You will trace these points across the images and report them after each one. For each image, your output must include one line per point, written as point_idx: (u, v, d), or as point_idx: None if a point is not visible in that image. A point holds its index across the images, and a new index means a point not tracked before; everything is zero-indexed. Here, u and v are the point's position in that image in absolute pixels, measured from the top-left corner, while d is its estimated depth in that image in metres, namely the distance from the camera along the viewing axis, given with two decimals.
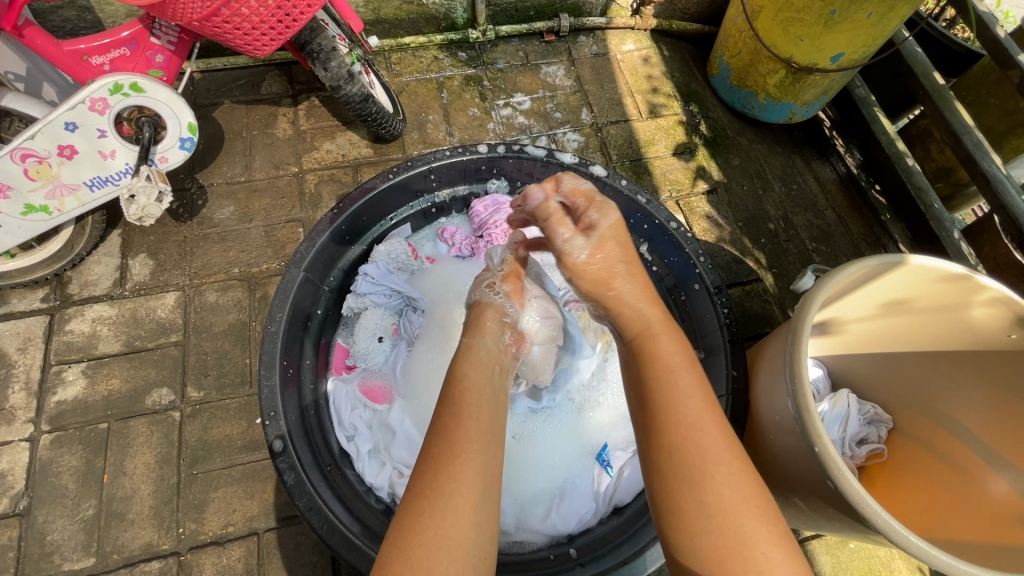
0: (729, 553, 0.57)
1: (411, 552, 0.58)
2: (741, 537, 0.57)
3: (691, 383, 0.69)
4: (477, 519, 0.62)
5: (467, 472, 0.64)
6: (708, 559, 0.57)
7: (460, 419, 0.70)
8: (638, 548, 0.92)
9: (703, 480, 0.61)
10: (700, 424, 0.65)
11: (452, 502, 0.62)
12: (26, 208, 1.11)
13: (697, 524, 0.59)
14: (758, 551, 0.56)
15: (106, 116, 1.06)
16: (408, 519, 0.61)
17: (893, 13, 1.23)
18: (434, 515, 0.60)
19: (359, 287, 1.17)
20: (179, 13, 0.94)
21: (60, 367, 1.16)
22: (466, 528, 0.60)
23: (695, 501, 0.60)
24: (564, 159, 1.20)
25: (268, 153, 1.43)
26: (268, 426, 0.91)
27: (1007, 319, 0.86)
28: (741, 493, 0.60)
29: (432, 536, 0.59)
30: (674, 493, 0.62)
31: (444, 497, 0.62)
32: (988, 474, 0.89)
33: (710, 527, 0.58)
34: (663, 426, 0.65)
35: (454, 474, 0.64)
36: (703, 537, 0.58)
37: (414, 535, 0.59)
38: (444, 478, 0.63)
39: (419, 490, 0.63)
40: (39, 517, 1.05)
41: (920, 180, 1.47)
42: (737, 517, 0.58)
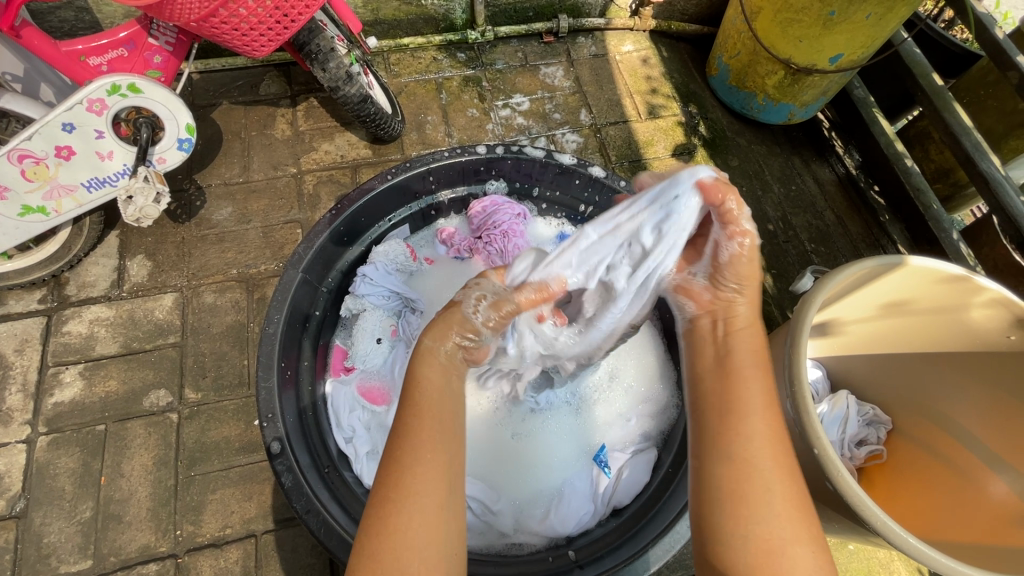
0: (779, 545, 0.60)
1: (380, 556, 0.59)
2: (789, 534, 0.60)
3: (761, 384, 0.72)
4: (444, 518, 0.62)
5: (432, 471, 0.63)
6: (754, 549, 0.60)
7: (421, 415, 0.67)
8: (639, 548, 0.92)
9: (767, 477, 0.64)
10: (766, 421, 0.68)
11: (418, 504, 0.61)
12: (23, 209, 1.11)
13: (750, 516, 0.62)
14: (805, 549, 0.60)
15: (103, 117, 1.06)
16: (376, 522, 0.61)
17: (891, 14, 1.23)
18: (402, 520, 0.60)
19: (358, 287, 1.18)
20: (177, 13, 0.93)
21: (57, 369, 1.16)
22: (434, 528, 0.61)
23: (757, 498, 0.62)
24: (563, 160, 1.20)
25: (267, 153, 1.43)
26: (266, 428, 0.91)
27: (1006, 319, 0.86)
28: (793, 493, 0.64)
29: (401, 538, 0.59)
30: (733, 485, 0.64)
31: (409, 499, 0.61)
32: (989, 476, 0.88)
33: (768, 518, 0.61)
34: (738, 424, 0.68)
35: (418, 474, 0.63)
36: (755, 528, 0.61)
37: (386, 538, 0.59)
38: (410, 480, 0.62)
39: (387, 492, 0.62)
40: (35, 519, 1.05)
41: (919, 181, 1.46)
42: (790, 516, 0.62)
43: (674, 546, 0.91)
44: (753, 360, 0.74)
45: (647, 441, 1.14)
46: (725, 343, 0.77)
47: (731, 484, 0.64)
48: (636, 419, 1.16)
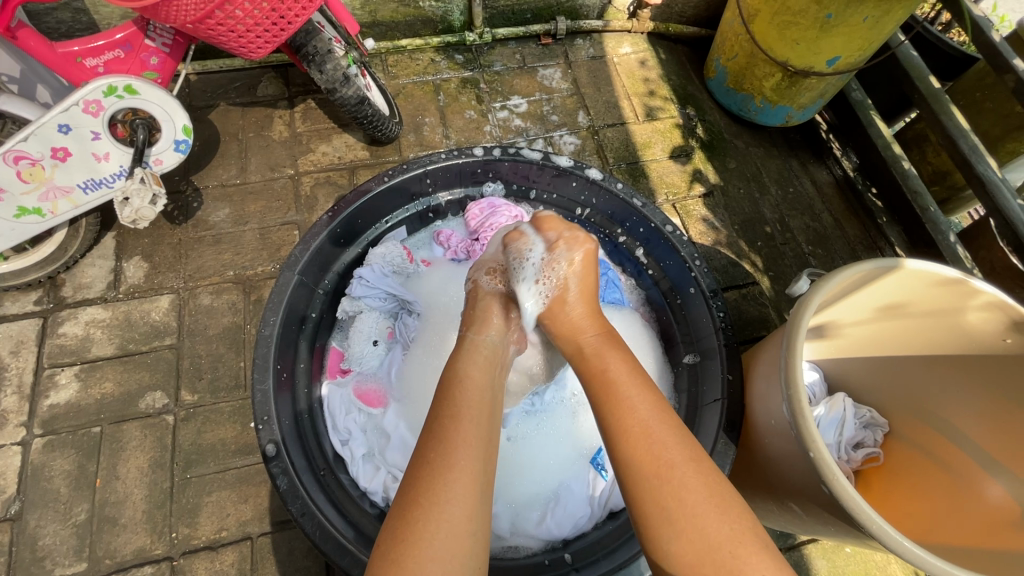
0: (698, 551, 0.59)
1: (403, 562, 0.58)
2: (703, 534, 0.60)
3: (640, 396, 0.72)
4: (472, 530, 0.62)
5: (465, 479, 0.64)
6: (681, 564, 0.59)
7: (458, 423, 0.70)
8: (632, 554, 0.90)
9: (664, 483, 0.63)
10: (656, 426, 0.69)
11: (448, 511, 0.62)
12: (18, 210, 1.10)
13: (664, 526, 0.61)
14: (724, 547, 0.59)
15: (99, 119, 1.06)
16: (401, 528, 0.61)
17: (888, 17, 1.24)
18: (429, 525, 0.60)
19: (354, 290, 1.17)
20: (173, 15, 0.93)
21: (53, 371, 1.16)
22: (462, 537, 0.61)
23: (658, 505, 0.62)
24: (560, 162, 1.20)
25: (264, 155, 1.43)
26: (261, 430, 0.91)
27: (1003, 323, 0.86)
28: (696, 488, 0.63)
29: (428, 547, 0.59)
30: (639, 499, 0.64)
31: (440, 506, 0.62)
32: (985, 478, 0.88)
33: (673, 529, 0.61)
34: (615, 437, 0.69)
35: (450, 483, 0.64)
36: (670, 540, 0.61)
37: (409, 545, 0.59)
38: (440, 485, 0.63)
39: (415, 498, 0.63)
40: (30, 521, 1.04)
41: (916, 184, 1.47)
42: (698, 514, 0.61)
43: None
44: (620, 373, 0.75)
45: None
46: (597, 360, 0.78)
47: (637, 498, 0.64)
48: None
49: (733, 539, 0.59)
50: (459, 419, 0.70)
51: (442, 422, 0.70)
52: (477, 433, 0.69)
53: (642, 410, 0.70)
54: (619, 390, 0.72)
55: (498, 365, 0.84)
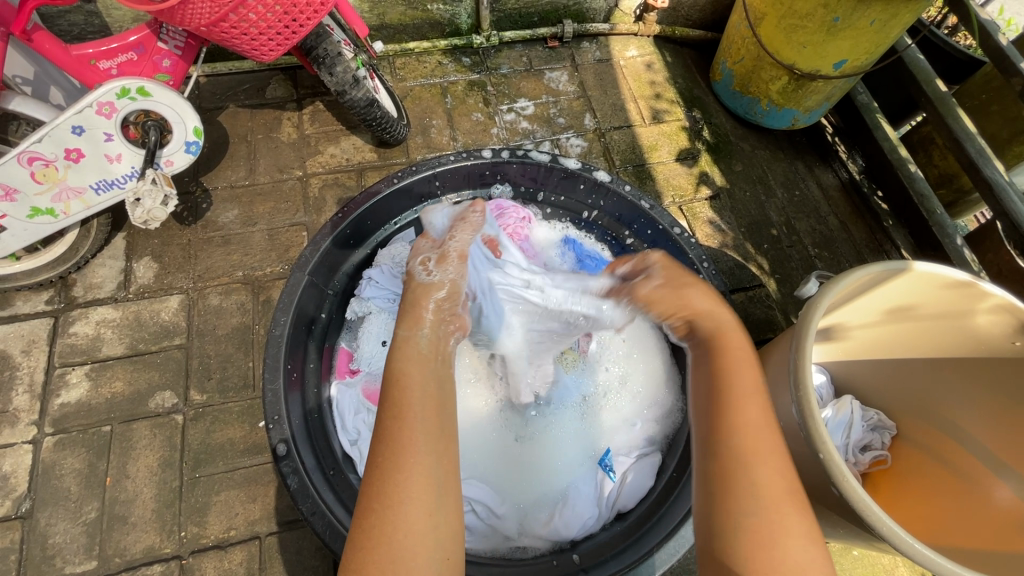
0: (773, 536, 0.59)
1: (366, 565, 0.58)
2: (782, 524, 0.60)
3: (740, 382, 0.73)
4: (430, 526, 0.60)
5: (416, 478, 0.62)
6: (747, 538, 0.60)
7: (403, 418, 0.66)
8: (644, 553, 0.92)
9: (757, 466, 0.64)
10: (758, 410, 0.69)
11: (403, 512, 0.60)
12: (31, 211, 1.11)
13: (745, 504, 0.62)
14: (798, 539, 0.59)
15: (112, 120, 1.07)
16: (363, 536, 0.60)
17: (895, 21, 1.24)
18: (390, 528, 0.59)
19: (364, 291, 1.18)
20: (187, 18, 0.95)
21: (63, 370, 1.17)
22: (420, 537, 0.59)
23: (747, 489, 0.62)
24: (568, 164, 1.21)
25: (272, 157, 1.44)
26: (271, 430, 0.91)
27: (1011, 326, 0.86)
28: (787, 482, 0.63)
29: (391, 550, 0.58)
30: (724, 476, 0.64)
31: (394, 507, 0.60)
32: (993, 481, 0.88)
33: (756, 507, 0.61)
34: (718, 405, 0.70)
35: (401, 482, 0.61)
36: (747, 518, 0.61)
37: (370, 549, 0.59)
38: (391, 486, 0.61)
39: (371, 500, 0.61)
40: (41, 519, 1.05)
41: (922, 187, 1.46)
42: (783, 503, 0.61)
43: (678, 551, 0.90)
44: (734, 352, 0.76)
45: (652, 446, 1.13)
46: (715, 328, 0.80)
47: (722, 472, 0.65)
48: (642, 423, 1.16)
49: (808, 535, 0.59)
50: (417, 413, 0.67)
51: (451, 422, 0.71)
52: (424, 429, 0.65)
53: (753, 387, 0.71)
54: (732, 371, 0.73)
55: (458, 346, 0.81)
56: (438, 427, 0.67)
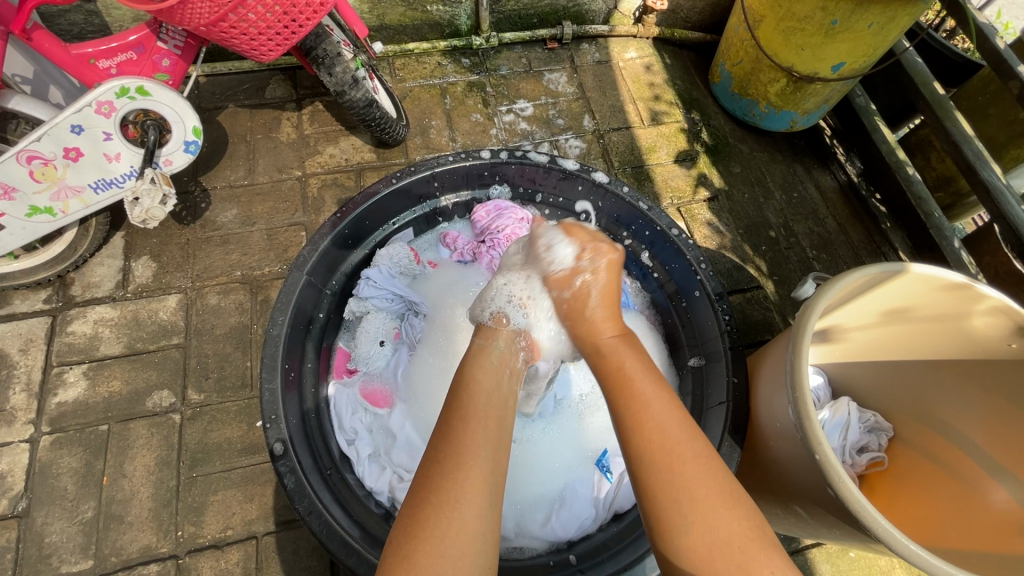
0: (710, 544, 0.61)
1: (414, 558, 0.59)
2: (716, 532, 0.61)
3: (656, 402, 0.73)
4: (481, 528, 0.62)
5: (473, 480, 0.65)
6: (688, 555, 0.61)
7: (468, 424, 0.71)
8: (640, 552, 0.92)
9: (675, 478, 0.65)
10: (671, 427, 0.70)
11: (458, 510, 0.62)
12: (30, 209, 1.11)
13: (676, 521, 0.63)
14: (734, 542, 0.60)
15: (111, 119, 1.07)
16: (413, 525, 0.61)
17: (893, 24, 1.24)
18: (441, 522, 0.61)
19: (361, 291, 1.18)
20: (187, 17, 0.95)
21: (61, 369, 1.17)
22: (471, 537, 0.61)
23: (671, 505, 0.64)
24: (566, 164, 1.21)
25: (272, 157, 1.44)
26: (268, 429, 0.91)
27: (1008, 328, 0.86)
28: (714, 488, 0.65)
29: (440, 544, 0.59)
30: (655, 495, 0.65)
31: (451, 504, 0.62)
32: (989, 483, 0.89)
33: (687, 522, 0.63)
34: (631, 434, 0.70)
35: (461, 482, 0.64)
36: (683, 535, 0.62)
37: (420, 541, 0.60)
38: (451, 484, 0.64)
39: (427, 496, 0.63)
40: (37, 518, 1.05)
41: (920, 189, 1.47)
42: (710, 507, 0.63)
43: None
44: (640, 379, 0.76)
45: None
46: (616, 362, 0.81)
47: (649, 495, 0.66)
48: None
49: (743, 535, 0.61)
50: (478, 420, 0.72)
51: (450, 422, 0.71)
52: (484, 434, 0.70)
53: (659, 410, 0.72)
54: (636, 400, 0.73)
55: (508, 370, 0.85)
56: (497, 438, 0.71)
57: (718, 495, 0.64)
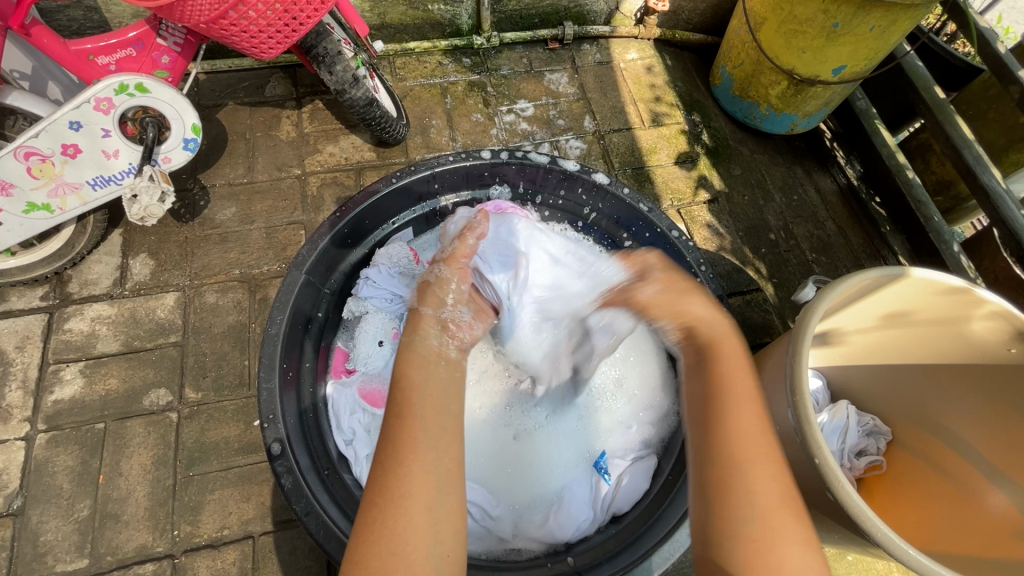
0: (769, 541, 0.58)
1: (365, 562, 0.58)
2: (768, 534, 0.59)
3: (746, 379, 0.70)
4: (433, 524, 0.61)
5: (415, 473, 0.63)
6: (745, 547, 0.58)
7: (403, 420, 0.67)
8: (640, 555, 0.92)
9: (750, 468, 0.63)
10: (751, 418, 0.67)
11: (403, 507, 0.61)
12: (27, 206, 1.11)
13: (737, 513, 0.60)
14: (792, 547, 0.58)
15: (110, 116, 1.07)
16: (362, 529, 0.61)
17: (895, 27, 1.24)
18: (388, 522, 0.60)
19: (360, 290, 1.18)
20: (187, 15, 0.94)
21: (58, 366, 1.16)
22: (419, 533, 0.60)
23: (739, 492, 0.61)
24: (567, 166, 1.21)
25: (271, 154, 1.44)
26: (266, 429, 0.91)
27: (1008, 333, 0.86)
28: (783, 491, 0.62)
29: (389, 542, 0.59)
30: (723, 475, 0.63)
31: (396, 502, 0.61)
32: (987, 487, 0.89)
33: (753, 519, 0.60)
34: (708, 415, 0.68)
35: (402, 479, 0.62)
36: (744, 527, 0.59)
37: (369, 543, 0.59)
38: (392, 483, 0.62)
39: (374, 498, 0.62)
40: (32, 517, 1.04)
41: (920, 194, 1.47)
42: (777, 513, 0.60)
43: (674, 554, 0.91)
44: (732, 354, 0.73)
45: (647, 448, 1.14)
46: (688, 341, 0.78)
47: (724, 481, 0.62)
48: (638, 426, 1.16)
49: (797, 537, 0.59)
50: (416, 415, 0.67)
51: (424, 417, 0.68)
52: (423, 429, 0.65)
53: (748, 394, 0.69)
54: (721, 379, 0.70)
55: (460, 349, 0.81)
56: (440, 426, 0.67)
57: (785, 505, 0.61)
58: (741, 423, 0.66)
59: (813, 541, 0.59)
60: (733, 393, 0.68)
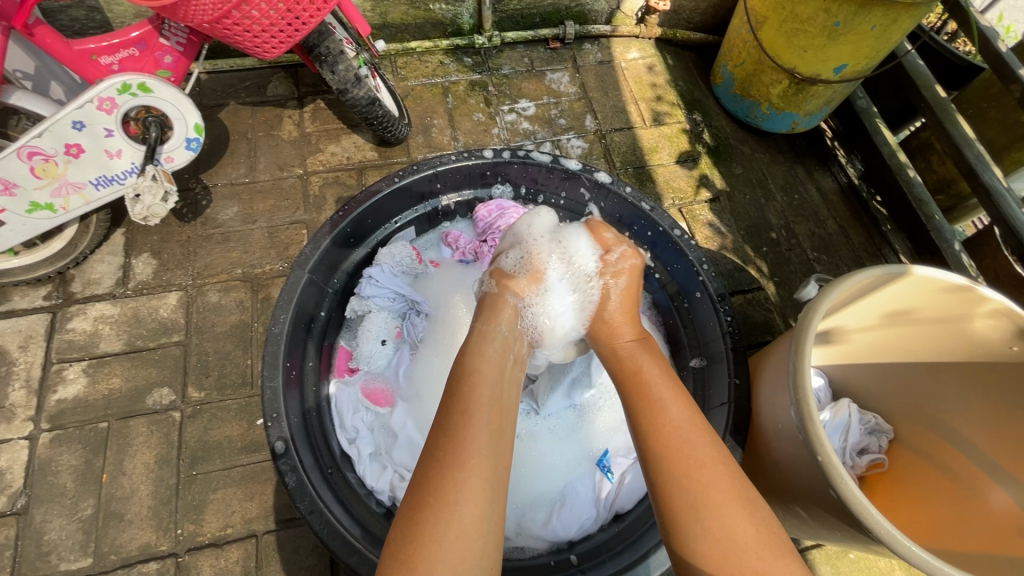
0: (731, 548, 0.61)
1: (412, 562, 0.59)
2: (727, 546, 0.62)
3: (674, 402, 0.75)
4: (481, 533, 0.62)
5: (473, 481, 0.64)
6: (707, 559, 0.61)
7: (469, 421, 0.70)
8: (641, 554, 0.91)
9: (698, 485, 0.66)
10: (685, 440, 0.70)
11: (457, 513, 0.62)
12: (30, 206, 1.11)
13: (691, 527, 0.64)
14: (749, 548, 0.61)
15: (113, 116, 1.07)
16: (411, 528, 0.61)
17: (895, 26, 1.24)
18: (439, 526, 0.61)
19: (364, 289, 1.17)
20: (190, 14, 0.94)
21: (60, 366, 1.16)
22: (469, 542, 0.61)
23: (690, 511, 0.64)
24: (569, 165, 1.22)
25: (273, 154, 1.44)
26: (270, 427, 0.91)
27: (1009, 330, 0.86)
28: (727, 493, 0.65)
29: (439, 547, 0.59)
30: (673, 497, 0.66)
31: (450, 507, 0.62)
32: (989, 485, 0.89)
33: (701, 529, 0.63)
34: (648, 443, 0.71)
35: (459, 484, 0.64)
36: (698, 540, 0.63)
37: (418, 545, 0.60)
38: (449, 486, 0.63)
39: (425, 499, 0.63)
40: (36, 516, 1.04)
41: (921, 192, 1.47)
42: (725, 516, 0.63)
43: None
44: (656, 382, 0.77)
45: None
46: (633, 367, 0.82)
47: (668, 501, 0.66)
48: None
49: (758, 541, 0.61)
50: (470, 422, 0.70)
51: (487, 423, 0.71)
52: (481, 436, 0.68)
53: (677, 415, 0.73)
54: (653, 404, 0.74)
55: (511, 357, 0.84)
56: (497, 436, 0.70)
57: (732, 504, 0.64)
58: (673, 441, 0.69)
59: (769, 538, 0.62)
60: (659, 415, 0.73)
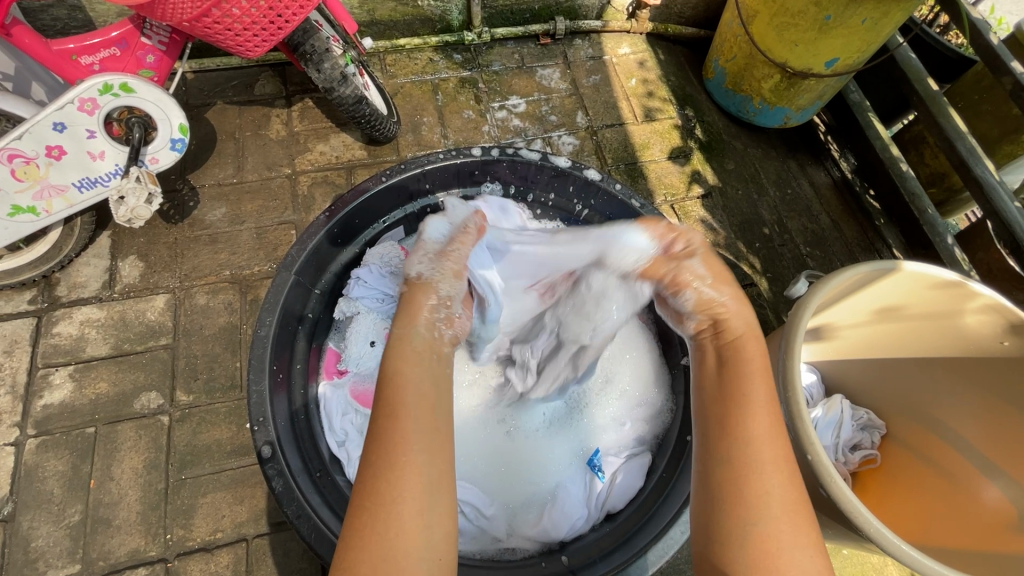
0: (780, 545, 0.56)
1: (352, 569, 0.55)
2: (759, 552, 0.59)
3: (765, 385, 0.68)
4: (425, 527, 0.58)
5: (409, 477, 0.59)
6: (750, 556, 0.56)
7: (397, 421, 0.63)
8: (634, 553, 0.91)
9: (762, 476, 0.60)
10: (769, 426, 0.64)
11: (399, 511, 0.58)
12: (12, 209, 1.09)
13: (742, 524, 0.58)
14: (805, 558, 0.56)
15: (95, 117, 1.05)
16: (350, 535, 0.57)
17: (887, 19, 1.24)
18: (381, 529, 0.57)
19: (352, 291, 1.18)
20: (169, 14, 0.93)
21: (46, 371, 1.15)
22: (415, 539, 0.57)
23: (755, 497, 0.59)
24: (559, 162, 1.20)
25: (261, 154, 1.42)
26: (256, 431, 0.90)
27: (1000, 325, 0.86)
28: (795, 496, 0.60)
29: (382, 548, 0.56)
30: (731, 482, 0.61)
31: (392, 507, 0.58)
32: (981, 480, 0.89)
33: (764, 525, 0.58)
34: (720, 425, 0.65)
35: (396, 482, 0.59)
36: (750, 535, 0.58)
37: (358, 551, 0.56)
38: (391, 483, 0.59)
39: (361, 502, 0.59)
40: (23, 522, 1.03)
41: (914, 186, 1.45)
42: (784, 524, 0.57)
43: (667, 552, 0.90)
44: (739, 366, 0.70)
45: (641, 445, 1.13)
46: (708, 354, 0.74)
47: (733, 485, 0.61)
48: (631, 423, 1.15)
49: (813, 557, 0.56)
50: None
51: (418, 419, 0.64)
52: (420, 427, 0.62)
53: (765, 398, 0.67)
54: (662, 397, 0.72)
55: None
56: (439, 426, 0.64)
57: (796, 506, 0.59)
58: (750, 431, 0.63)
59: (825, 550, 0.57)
60: (753, 396, 0.66)
